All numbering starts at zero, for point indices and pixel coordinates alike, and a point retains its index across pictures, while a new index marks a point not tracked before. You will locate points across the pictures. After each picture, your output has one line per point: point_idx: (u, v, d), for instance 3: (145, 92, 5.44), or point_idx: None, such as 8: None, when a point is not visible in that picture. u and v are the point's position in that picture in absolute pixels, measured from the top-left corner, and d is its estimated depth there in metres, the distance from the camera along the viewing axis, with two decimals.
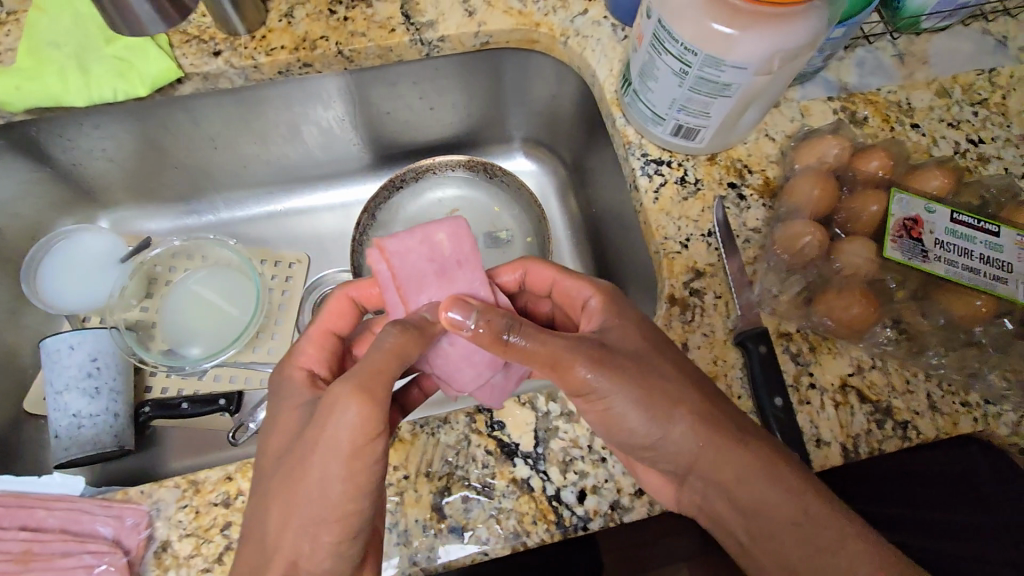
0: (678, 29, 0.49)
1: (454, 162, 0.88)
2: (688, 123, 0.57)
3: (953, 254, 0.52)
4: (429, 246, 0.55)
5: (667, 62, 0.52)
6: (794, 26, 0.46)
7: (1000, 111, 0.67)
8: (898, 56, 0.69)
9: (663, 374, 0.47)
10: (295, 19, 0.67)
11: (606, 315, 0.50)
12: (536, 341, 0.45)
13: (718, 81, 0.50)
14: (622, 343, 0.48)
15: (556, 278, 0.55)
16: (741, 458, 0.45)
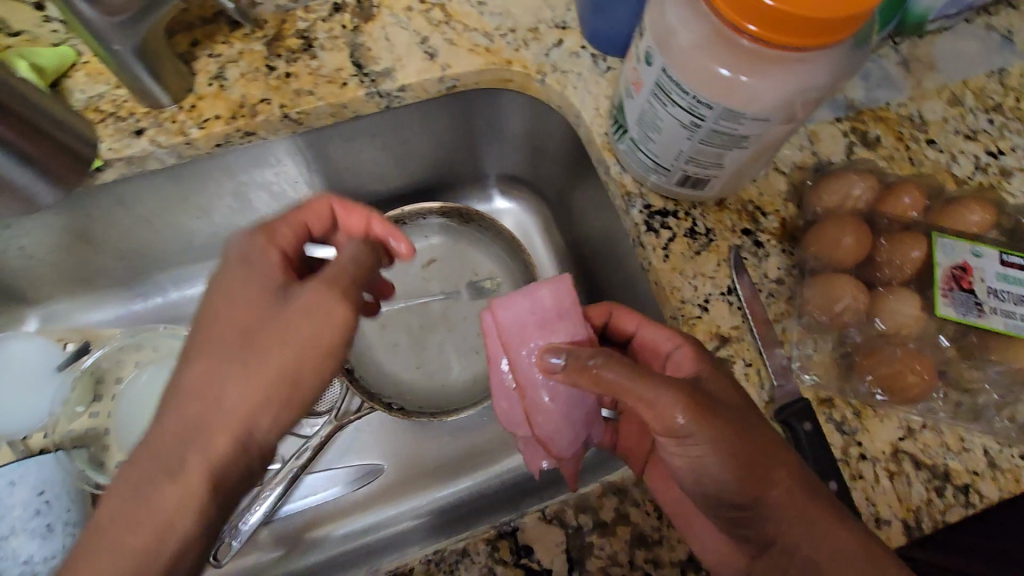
0: (688, 81, 0.41)
1: (426, 210, 0.79)
2: (695, 174, 0.50)
3: (1008, 304, 0.46)
4: (531, 302, 0.51)
5: (673, 114, 0.45)
6: (821, 71, 0.39)
7: (1017, 116, 0.62)
8: (903, 63, 0.64)
9: (753, 428, 0.42)
10: (228, 81, 0.57)
11: (697, 365, 0.45)
12: (630, 378, 0.41)
13: (734, 134, 0.43)
14: (719, 393, 0.43)
15: (640, 325, 0.51)
16: (834, 516, 0.40)
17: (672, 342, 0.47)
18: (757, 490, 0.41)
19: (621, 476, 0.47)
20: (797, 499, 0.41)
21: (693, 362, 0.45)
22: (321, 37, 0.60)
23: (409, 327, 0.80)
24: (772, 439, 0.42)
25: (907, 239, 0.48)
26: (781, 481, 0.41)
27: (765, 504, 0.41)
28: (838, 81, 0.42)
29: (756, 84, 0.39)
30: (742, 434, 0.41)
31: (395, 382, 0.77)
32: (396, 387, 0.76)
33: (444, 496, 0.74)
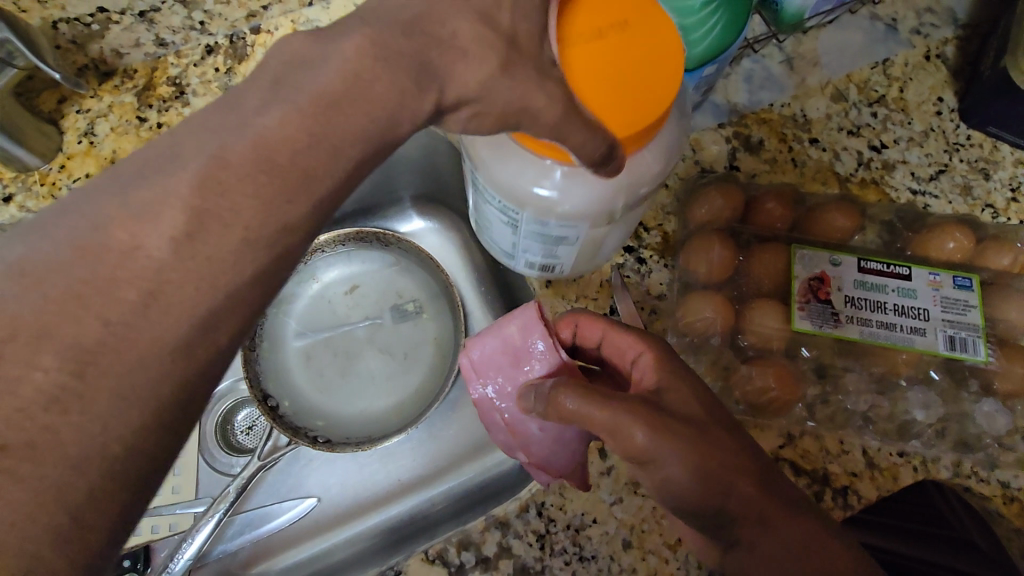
0: (494, 185, 0.42)
1: (342, 236, 0.78)
2: (539, 261, 0.49)
3: (865, 311, 0.47)
4: (499, 341, 0.47)
5: (495, 213, 0.45)
6: (644, 164, 0.39)
7: (900, 107, 0.62)
8: (787, 61, 0.63)
9: (716, 435, 0.39)
10: (98, 137, 0.57)
11: (660, 374, 0.41)
12: (599, 406, 0.38)
13: (551, 234, 0.43)
14: (678, 405, 0.40)
15: (606, 332, 0.46)
16: (791, 513, 0.39)
17: (639, 352, 0.43)
18: (718, 500, 0.39)
19: (502, 509, 0.48)
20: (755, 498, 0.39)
21: (657, 372, 0.41)
22: (193, 84, 0.59)
23: (334, 355, 0.79)
24: (736, 441, 0.40)
25: (768, 248, 0.50)
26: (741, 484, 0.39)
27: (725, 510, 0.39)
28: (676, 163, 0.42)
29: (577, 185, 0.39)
30: (707, 452, 0.38)
31: (323, 412, 0.76)
32: (324, 417, 0.75)
33: (378, 522, 0.72)
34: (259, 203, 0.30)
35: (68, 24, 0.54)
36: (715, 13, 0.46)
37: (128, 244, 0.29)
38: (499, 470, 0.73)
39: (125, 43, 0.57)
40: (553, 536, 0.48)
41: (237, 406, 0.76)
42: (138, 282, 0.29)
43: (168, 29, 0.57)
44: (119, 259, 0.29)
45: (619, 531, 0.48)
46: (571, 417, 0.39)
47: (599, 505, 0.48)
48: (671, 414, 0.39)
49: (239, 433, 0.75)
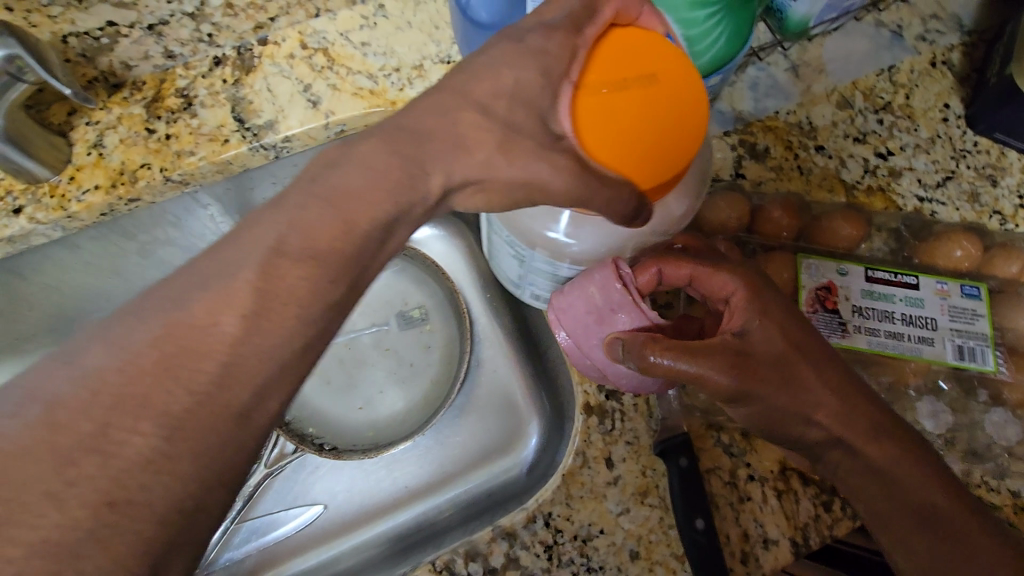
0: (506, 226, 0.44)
1: None
2: (543, 293, 0.52)
3: (873, 321, 0.47)
4: (583, 300, 0.45)
5: (504, 245, 0.47)
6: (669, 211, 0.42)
7: (906, 114, 0.62)
8: (792, 69, 0.63)
9: (799, 369, 0.41)
10: (107, 149, 0.58)
11: (752, 312, 0.41)
12: (686, 362, 0.39)
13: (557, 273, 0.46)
14: (765, 344, 0.41)
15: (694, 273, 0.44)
16: (876, 436, 0.42)
17: (729, 294, 0.43)
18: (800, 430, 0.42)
19: (509, 520, 0.48)
20: (839, 425, 0.41)
21: (744, 313, 0.41)
22: (201, 95, 0.60)
23: (340, 363, 0.79)
24: (823, 372, 0.42)
25: (776, 256, 0.49)
26: (825, 414, 0.41)
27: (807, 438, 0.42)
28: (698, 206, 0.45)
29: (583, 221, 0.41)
30: (787, 388, 0.41)
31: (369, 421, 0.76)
32: (363, 423, 0.76)
33: (384, 530, 0.72)
34: (301, 282, 0.32)
35: (78, 39, 0.53)
36: (719, 25, 0.46)
37: (196, 316, 0.30)
38: (505, 477, 0.73)
39: (134, 55, 0.57)
40: (561, 547, 0.47)
41: None
42: (217, 357, 0.30)
43: (177, 41, 0.57)
44: (198, 337, 0.30)
45: (626, 542, 0.47)
46: (660, 373, 0.40)
47: (606, 515, 0.48)
48: (754, 356, 0.40)
49: None
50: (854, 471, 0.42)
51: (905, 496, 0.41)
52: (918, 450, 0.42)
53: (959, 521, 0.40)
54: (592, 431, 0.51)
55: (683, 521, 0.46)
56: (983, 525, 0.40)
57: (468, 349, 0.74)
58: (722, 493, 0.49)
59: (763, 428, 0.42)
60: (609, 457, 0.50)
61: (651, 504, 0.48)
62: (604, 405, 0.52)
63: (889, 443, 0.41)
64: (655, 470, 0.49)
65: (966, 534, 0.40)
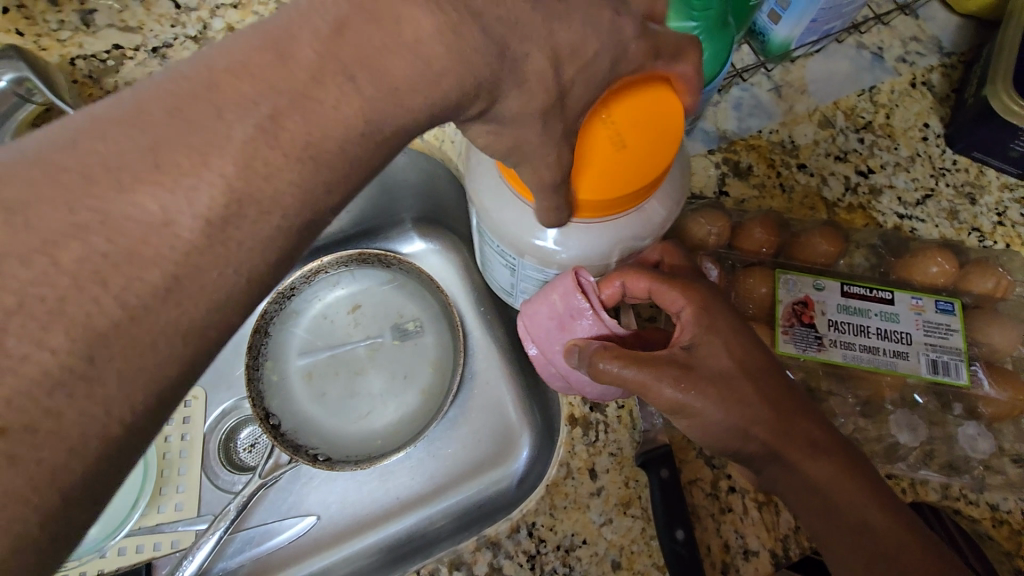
0: (494, 233, 0.45)
1: (345, 257, 0.80)
2: None
3: (848, 335, 0.48)
4: (547, 306, 0.47)
5: (493, 253, 0.48)
6: (648, 215, 0.43)
7: (886, 133, 0.64)
8: (775, 89, 0.65)
9: (740, 383, 0.42)
10: None
11: (698, 329, 0.43)
12: (632, 369, 0.41)
13: (545, 278, 0.47)
14: (709, 360, 0.42)
15: (652, 288, 0.45)
16: (815, 455, 0.42)
17: (681, 308, 0.44)
18: (738, 447, 0.43)
19: (494, 529, 0.49)
20: (779, 441, 0.42)
21: (691, 327, 0.43)
22: None
23: (335, 373, 0.80)
24: (766, 387, 0.43)
25: (754, 271, 0.50)
26: (764, 430, 0.42)
27: (748, 455, 0.43)
28: (673, 220, 0.47)
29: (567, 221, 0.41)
30: (729, 403, 0.41)
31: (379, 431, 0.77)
32: (367, 435, 0.77)
33: (376, 541, 0.73)
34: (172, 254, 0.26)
35: (85, 61, 0.56)
36: (698, 48, 0.47)
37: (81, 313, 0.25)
38: (495, 488, 0.74)
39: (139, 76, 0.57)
40: (543, 557, 0.48)
41: (241, 423, 0.78)
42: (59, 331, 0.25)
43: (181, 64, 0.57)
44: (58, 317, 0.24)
45: (608, 553, 0.48)
46: (611, 381, 0.42)
47: (589, 526, 0.49)
48: (697, 368, 0.42)
49: (241, 450, 0.77)
50: (794, 489, 0.43)
51: (846, 515, 0.41)
52: (859, 468, 0.43)
53: (897, 541, 0.40)
54: (576, 442, 0.52)
55: (664, 532, 0.47)
56: (925, 549, 0.40)
57: (461, 361, 0.76)
58: (703, 504, 0.49)
59: (706, 443, 0.44)
60: (593, 468, 0.51)
61: (634, 515, 0.49)
62: (588, 417, 0.53)
63: (827, 461, 0.42)
64: (638, 482, 0.50)
65: (905, 555, 0.39)
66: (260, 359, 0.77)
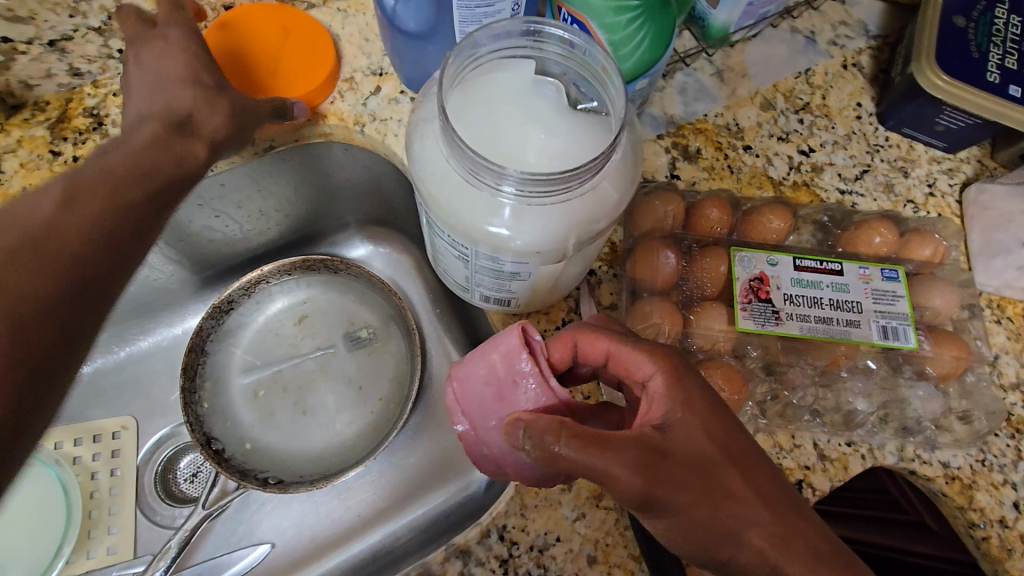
0: (444, 223, 0.43)
1: (286, 265, 0.75)
2: (493, 295, 0.49)
3: (803, 307, 0.49)
4: (485, 369, 0.46)
5: (445, 246, 0.46)
6: (600, 197, 0.42)
7: (824, 113, 0.66)
8: (718, 74, 0.66)
9: (716, 466, 0.41)
10: (5, 175, 0.52)
11: (670, 403, 0.41)
12: (594, 453, 0.38)
13: (503, 270, 0.45)
14: (681, 441, 0.40)
15: (612, 351, 0.44)
16: (797, 552, 0.40)
17: (650, 376, 0.43)
18: (729, 553, 0.40)
19: (463, 537, 0.46)
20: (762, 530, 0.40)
21: (662, 402, 0.42)
22: (113, 114, 0.55)
23: (285, 390, 0.75)
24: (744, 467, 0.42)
25: (710, 252, 0.50)
26: (747, 519, 0.40)
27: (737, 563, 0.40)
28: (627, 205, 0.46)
29: (522, 200, 0.39)
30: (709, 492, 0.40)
31: (330, 451, 0.72)
32: (319, 456, 0.72)
33: (338, 563, 0.68)
34: None
35: None
36: (641, 29, 0.47)
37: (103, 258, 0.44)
38: (462, 496, 0.70)
39: (34, 74, 0.53)
40: (517, 559, 0.46)
41: (180, 451, 0.71)
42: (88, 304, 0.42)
43: (84, 58, 0.54)
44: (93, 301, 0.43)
45: (583, 548, 0.47)
46: (566, 465, 0.39)
47: (562, 522, 0.47)
48: (671, 452, 0.40)
49: (182, 481, 0.70)
50: None
51: None
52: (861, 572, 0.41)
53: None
54: None
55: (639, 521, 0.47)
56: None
57: (417, 366, 0.72)
58: None
59: (683, 542, 0.40)
60: None
61: (607, 507, 0.47)
62: None
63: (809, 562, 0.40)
64: None
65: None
66: (198, 381, 0.71)
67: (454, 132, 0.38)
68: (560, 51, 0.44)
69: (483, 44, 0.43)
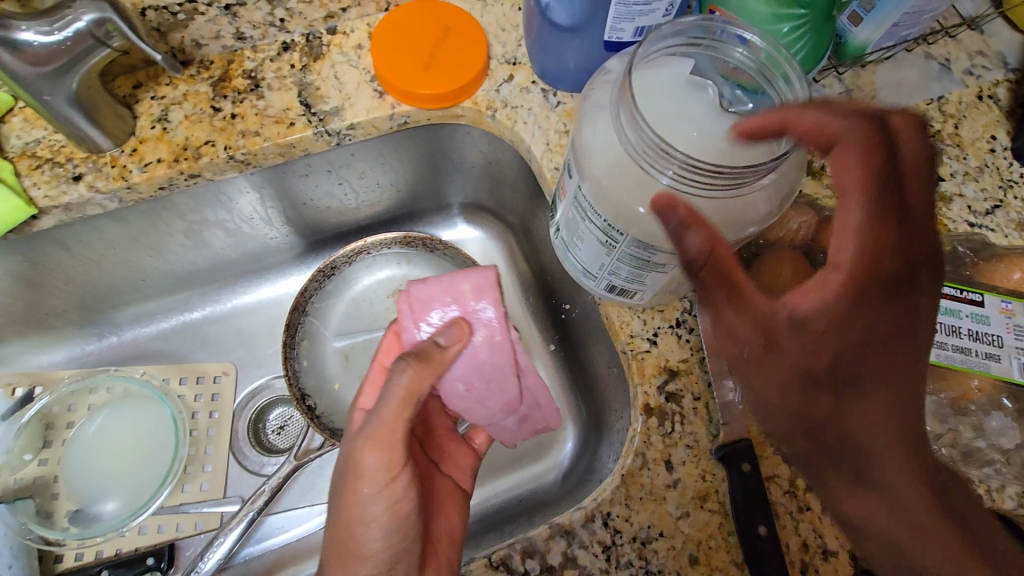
0: (598, 205, 0.44)
1: (389, 239, 0.78)
2: (620, 284, 0.50)
3: (940, 334, 0.48)
4: (450, 290, 0.49)
5: (591, 229, 0.47)
6: (760, 200, 0.42)
7: (956, 142, 0.64)
8: (846, 93, 0.65)
9: (859, 356, 0.39)
10: (171, 124, 0.58)
11: (840, 294, 0.38)
12: (724, 303, 0.40)
13: (646, 260, 0.46)
14: (816, 333, 0.38)
15: (865, 188, 0.38)
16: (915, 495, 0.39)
17: (848, 250, 0.39)
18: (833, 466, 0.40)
19: (568, 518, 0.47)
20: (871, 443, 0.39)
21: (821, 293, 0.39)
22: (268, 78, 0.60)
23: (373, 358, 0.78)
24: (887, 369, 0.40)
25: None
26: (860, 423, 0.39)
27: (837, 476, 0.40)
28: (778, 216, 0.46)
29: (678, 187, 0.40)
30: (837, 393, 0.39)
31: None
32: None
33: None
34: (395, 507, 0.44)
35: (156, 12, 0.54)
36: (803, 38, 0.48)
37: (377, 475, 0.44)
38: (535, 483, 0.71)
39: (206, 34, 0.57)
40: (619, 548, 0.47)
41: (272, 403, 0.75)
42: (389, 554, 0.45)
43: (250, 24, 0.58)
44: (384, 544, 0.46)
45: (685, 547, 0.47)
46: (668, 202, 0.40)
47: (666, 518, 0.48)
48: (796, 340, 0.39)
49: (271, 432, 0.73)
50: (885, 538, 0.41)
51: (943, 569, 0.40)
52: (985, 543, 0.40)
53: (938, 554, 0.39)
54: (652, 433, 0.50)
55: (747, 528, 0.46)
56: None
57: None
58: (781, 502, 0.48)
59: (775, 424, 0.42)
60: (669, 460, 0.49)
61: (711, 510, 0.48)
62: (664, 406, 0.51)
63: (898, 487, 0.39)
64: (714, 475, 0.49)
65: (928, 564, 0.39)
66: (297, 337, 0.74)
67: (638, 111, 0.39)
68: (744, 52, 0.44)
69: (667, 37, 0.44)
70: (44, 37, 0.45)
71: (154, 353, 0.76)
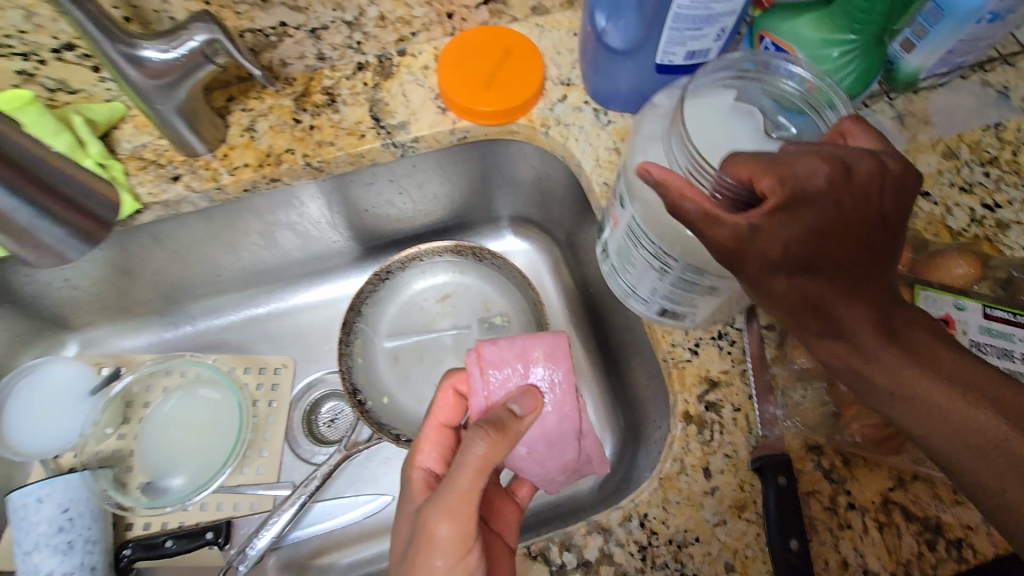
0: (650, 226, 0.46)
1: (441, 248, 0.82)
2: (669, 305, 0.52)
3: (991, 357, 0.48)
4: (520, 354, 0.52)
5: (642, 252, 0.49)
6: None
7: (1013, 169, 0.63)
8: (898, 118, 0.65)
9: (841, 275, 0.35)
10: (257, 133, 0.64)
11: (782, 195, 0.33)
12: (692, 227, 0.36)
13: (699, 282, 0.47)
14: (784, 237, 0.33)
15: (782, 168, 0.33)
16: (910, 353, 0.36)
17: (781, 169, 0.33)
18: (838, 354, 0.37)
19: (605, 516, 0.49)
20: (876, 341, 0.36)
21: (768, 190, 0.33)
22: (344, 95, 0.66)
23: (421, 359, 0.82)
24: (875, 274, 0.36)
25: None
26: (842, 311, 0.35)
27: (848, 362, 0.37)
28: None
29: None
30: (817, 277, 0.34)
31: None
32: None
33: None
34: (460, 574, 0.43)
35: (252, 34, 0.60)
36: (852, 62, 0.50)
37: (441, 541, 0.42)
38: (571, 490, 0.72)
39: (292, 54, 0.64)
40: (655, 549, 0.48)
41: (325, 397, 0.80)
42: None
43: (331, 45, 0.64)
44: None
45: (721, 554, 0.48)
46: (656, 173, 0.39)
47: (702, 524, 0.48)
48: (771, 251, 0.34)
49: (322, 424, 0.78)
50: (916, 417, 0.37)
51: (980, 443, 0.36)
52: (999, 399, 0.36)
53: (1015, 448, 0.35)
54: (691, 439, 0.51)
55: (782, 540, 0.46)
56: None
57: None
58: (821, 517, 0.48)
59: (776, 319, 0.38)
60: (707, 467, 0.50)
61: (748, 519, 0.49)
62: (703, 415, 0.52)
63: (914, 379, 0.36)
64: (753, 486, 0.50)
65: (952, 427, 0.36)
66: (352, 337, 0.78)
67: (688, 143, 0.42)
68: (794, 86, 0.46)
69: (715, 73, 0.47)
70: (163, 54, 0.52)
71: (222, 343, 0.82)
